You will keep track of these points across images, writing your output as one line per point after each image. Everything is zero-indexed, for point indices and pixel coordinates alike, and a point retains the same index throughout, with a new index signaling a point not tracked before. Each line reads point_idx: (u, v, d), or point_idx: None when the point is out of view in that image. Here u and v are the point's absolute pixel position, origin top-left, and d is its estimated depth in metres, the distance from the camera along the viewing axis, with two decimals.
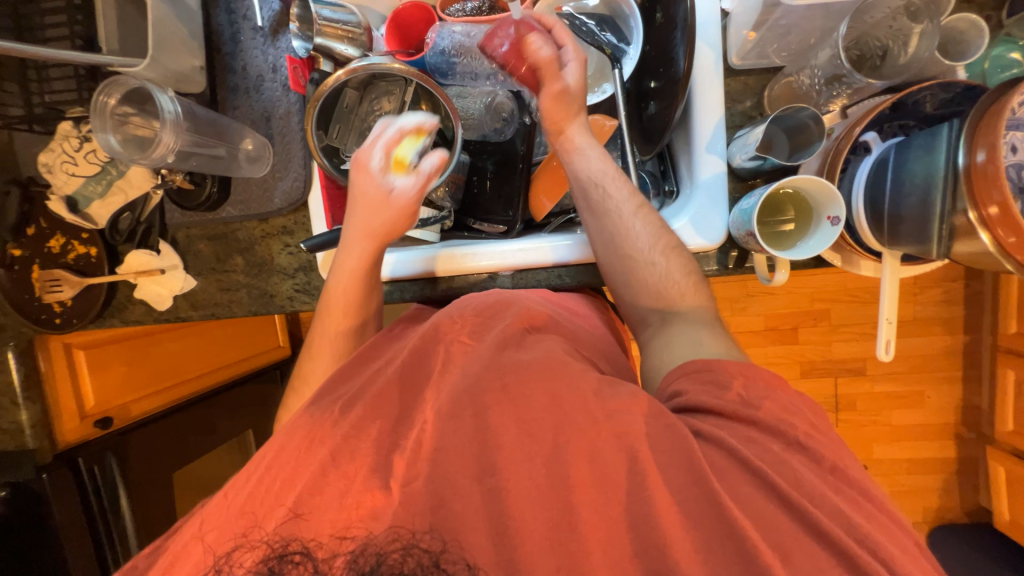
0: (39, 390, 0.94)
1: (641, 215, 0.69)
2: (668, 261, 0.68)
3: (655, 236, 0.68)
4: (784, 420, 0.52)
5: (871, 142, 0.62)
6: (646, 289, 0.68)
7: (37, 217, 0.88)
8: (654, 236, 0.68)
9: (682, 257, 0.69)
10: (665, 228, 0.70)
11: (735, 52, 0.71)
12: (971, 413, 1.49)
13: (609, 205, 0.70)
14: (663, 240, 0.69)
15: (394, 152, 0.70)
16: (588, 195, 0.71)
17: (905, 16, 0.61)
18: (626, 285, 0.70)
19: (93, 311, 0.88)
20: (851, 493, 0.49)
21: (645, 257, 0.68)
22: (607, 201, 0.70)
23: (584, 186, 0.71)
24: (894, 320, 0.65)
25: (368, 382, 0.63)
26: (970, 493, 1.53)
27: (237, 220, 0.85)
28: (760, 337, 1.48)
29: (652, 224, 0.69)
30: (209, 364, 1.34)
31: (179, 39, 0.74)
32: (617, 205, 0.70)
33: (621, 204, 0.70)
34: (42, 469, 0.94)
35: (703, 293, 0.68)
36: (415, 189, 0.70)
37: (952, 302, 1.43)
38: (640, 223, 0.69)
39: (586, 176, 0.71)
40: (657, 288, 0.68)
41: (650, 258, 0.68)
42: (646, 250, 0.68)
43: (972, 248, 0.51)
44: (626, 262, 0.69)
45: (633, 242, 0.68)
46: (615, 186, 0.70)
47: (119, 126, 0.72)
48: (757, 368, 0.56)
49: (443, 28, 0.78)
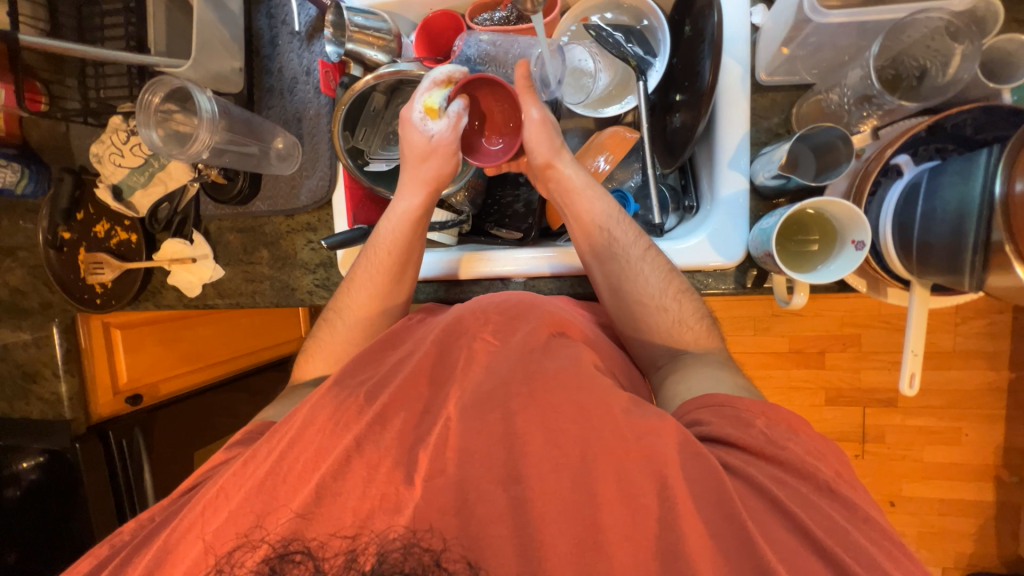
0: (78, 365, 1.02)
1: (650, 258, 0.70)
2: (680, 306, 0.69)
3: (664, 280, 0.69)
4: (812, 463, 0.51)
5: (902, 165, 0.60)
6: (658, 334, 0.69)
7: (86, 203, 0.95)
8: (664, 280, 0.69)
9: (693, 301, 0.69)
10: (674, 270, 0.70)
11: (764, 68, 0.69)
12: (1014, 456, 1.39)
13: (616, 249, 0.70)
14: (673, 283, 0.69)
15: (425, 101, 0.72)
16: (594, 240, 0.72)
17: (944, 36, 0.58)
18: (636, 328, 0.71)
19: (130, 293, 0.93)
20: (871, 535, 0.47)
21: (656, 302, 0.69)
22: (614, 245, 0.70)
23: (590, 230, 0.72)
24: (920, 353, 0.62)
25: (401, 360, 0.66)
26: (1009, 542, 1.42)
27: (265, 214, 0.89)
28: (782, 359, 1.43)
29: (661, 266, 0.70)
30: (234, 350, 1.39)
31: (221, 41, 0.78)
32: (625, 249, 0.70)
33: (628, 248, 0.70)
34: (75, 440, 1.00)
35: (714, 339, 0.69)
36: (450, 130, 0.72)
37: (995, 335, 1.34)
38: (649, 267, 0.69)
39: (592, 217, 0.72)
40: (667, 332, 0.69)
41: (660, 304, 0.69)
42: (655, 294, 0.68)
43: (1008, 283, 0.47)
44: (637, 308, 0.70)
45: (643, 289, 0.69)
46: (620, 230, 0.71)
47: (162, 122, 0.77)
48: (779, 409, 0.56)
49: (471, 36, 0.78)
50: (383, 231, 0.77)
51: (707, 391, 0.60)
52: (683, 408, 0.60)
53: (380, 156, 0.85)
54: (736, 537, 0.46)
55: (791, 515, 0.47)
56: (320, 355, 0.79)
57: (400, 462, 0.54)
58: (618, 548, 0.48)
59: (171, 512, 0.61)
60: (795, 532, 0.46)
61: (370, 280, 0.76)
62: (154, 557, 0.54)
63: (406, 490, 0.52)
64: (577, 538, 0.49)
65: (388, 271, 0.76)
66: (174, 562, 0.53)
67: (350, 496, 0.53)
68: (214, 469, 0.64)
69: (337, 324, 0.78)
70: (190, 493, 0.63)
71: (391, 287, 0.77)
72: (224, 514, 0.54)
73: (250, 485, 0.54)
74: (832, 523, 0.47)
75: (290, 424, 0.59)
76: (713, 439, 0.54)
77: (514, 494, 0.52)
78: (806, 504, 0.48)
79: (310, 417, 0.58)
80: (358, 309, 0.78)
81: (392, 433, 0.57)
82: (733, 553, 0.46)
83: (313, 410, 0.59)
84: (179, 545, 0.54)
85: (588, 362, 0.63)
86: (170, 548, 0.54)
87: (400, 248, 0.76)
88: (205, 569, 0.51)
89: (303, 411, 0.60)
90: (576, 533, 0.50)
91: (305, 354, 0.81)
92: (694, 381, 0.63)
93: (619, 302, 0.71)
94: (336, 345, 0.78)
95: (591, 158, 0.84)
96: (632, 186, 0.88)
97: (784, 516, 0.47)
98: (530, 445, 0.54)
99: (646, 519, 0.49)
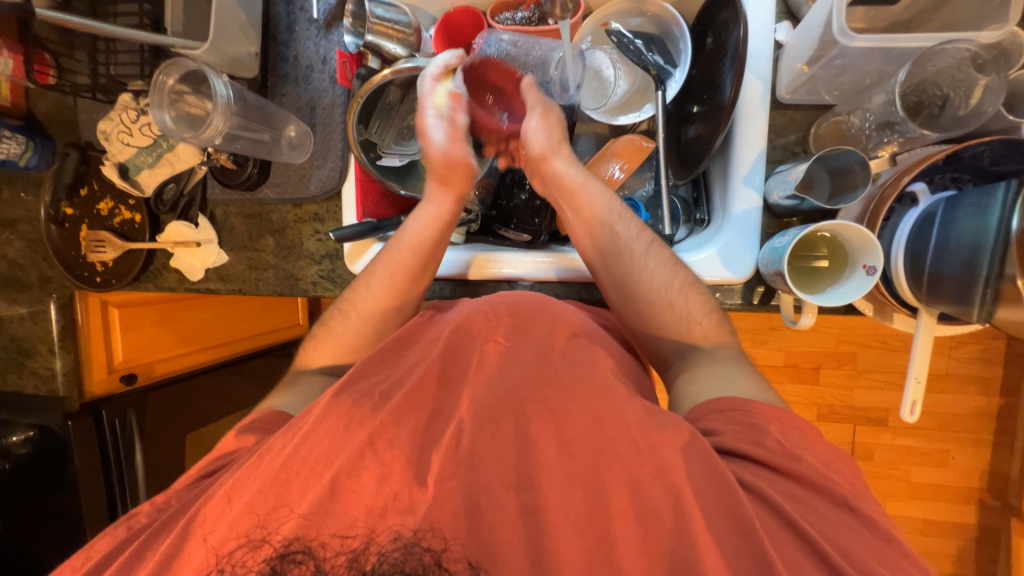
0: (74, 342, 1.01)
1: (654, 252, 0.70)
2: (688, 300, 0.68)
3: (670, 274, 0.68)
4: (829, 478, 0.51)
5: (918, 193, 0.60)
6: (667, 330, 0.68)
7: (90, 179, 0.94)
8: (670, 274, 0.68)
9: (701, 294, 0.69)
10: (680, 264, 0.70)
11: (785, 86, 0.69)
12: (998, 481, 1.40)
13: (618, 245, 0.71)
14: (680, 276, 0.69)
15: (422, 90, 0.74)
16: (596, 235, 0.72)
17: (970, 67, 0.58)
18: (646, 325, 0.70)
19: (131, 273, 0.92)
20: (885, 557, 0.46)
21: (663, 298, 0.68)
22: (617, 240, 0.71)
23: (591, 226, 0.72)
24: (922, 380, 0.62)
25: (407, 369, 0.66)
26: (988, 564, 1.45)
27: (273, 202, 0.88)
28: (778, 373, 1.44)
29: (666, 260, 0.70)
30: (232, 334, 1.38)
31: (238, 25, 0.77)
32: (627, 245, 0.70)
33: (632, 244, 0.70)
34: (67, 418, 0.99)
35: (726, 332, 0.68)
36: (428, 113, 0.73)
37: (988, 361, 1.36)
38: (654, 261, 0.69)
39: (592, 215, 0.72)
40: (677, 328, 0.68)
41: (668, 299, 0.68)
42: (662, 289, 0.68)
43: (1018, 317, 0.48)
44: (645, 304, 0.69)
45: (649, 284, 0.69)
46: (622, 225, 0.71)
47: (174, 103, 0.76)
48: (797, 419, 0.56)
49: (492, 34, 0.74)
50: (411, 226, 0.78)
51: (719, 394, 0.59)
52: (694, 412, 0.60)
53: (393, 151, 0.84)
54: (744, 555, 0.46)
55: (802, 531, 0.47)
56: (328, 346, 0.78)
57: (408, 462, 0.55)
58: (622, 560, 0.49)
59: (171, 502, 0.61)
60: (803, 552, 0.46)
61: (388, 266, 0.77)
62: (156, 549, 0.55)
63: (414, 491, 0.53)
64: (579, 545, 0.50)
65: (410, 258, 0.77)
66: (173, 558, 0.53)
67: (359, 492, 0.53)
68: (216, 461, 0.64)
69: (351, 313, 0.78)
70: (191, 484, 0.62)
71: (411, 277, 0.77)
72: (228, 512, 0.53)
73: (253, 482, 0.54)
74: (842, 541, 0.47)
75: (302, 422, 0.59)
76: (727, 452, 0.54)
77: (522, 501, 0.53)
78: (818, 521, 0.48)
79: (319, 414, 0.58)
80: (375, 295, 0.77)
81: (402, 432, 0.57)
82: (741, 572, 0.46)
83: (322, 408, 0.59)
84: (181, 536, 0.54)
85: (596, 369, 0.63)
86: (167, 543, 0.54)
87: (423, 239, 0.77)
88: (207, 568, 0.51)
89: (318, 408, 0.60)
90: (581, 543, 0.50)
91: (312, 342, 0.80)
92: (705, 382, 0.62)
93: (626, 298, 0.70)
94: (341, 339, 0.78)
95: (604, 164, 0.84)
96: (643, 195, 0.87)
97: (795, 536, 0.47)
98: (540, 451, 0.56)
99: (652, 531, 0.49)
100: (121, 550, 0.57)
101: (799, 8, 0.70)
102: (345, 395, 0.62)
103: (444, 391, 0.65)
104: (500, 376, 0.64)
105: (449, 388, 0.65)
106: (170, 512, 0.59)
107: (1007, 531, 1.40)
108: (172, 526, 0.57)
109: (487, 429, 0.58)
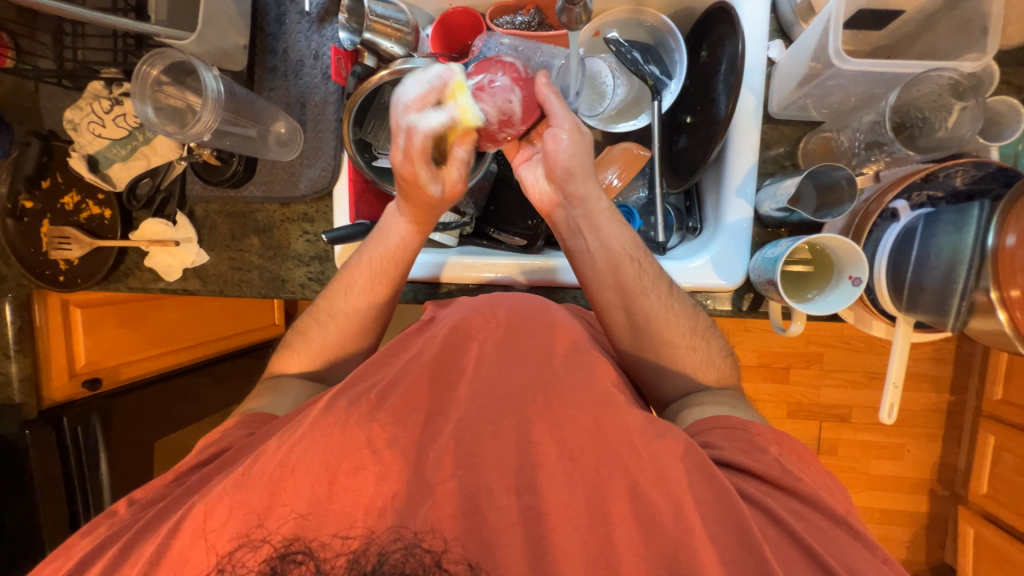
0: (32, 345, 0.90)
1: (675, 295, 0.70)
2: (707, 344, 0.70)
3: (692, 317, 0.70)
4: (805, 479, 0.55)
5: (899, 210, 0.63)
6: (675, 368, 0.70)
7: (54, 171, 0.86)
8: (692, 318, 0.70)
9: (715, 339, 0.71)
10: (699, 312, 0.71)
11: (776, 101, 0.73)
12: (947, 471, 1.52)
13: (646, 282, 0.70)
14: (699, 321, 0.70)
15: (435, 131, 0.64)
16: (620, 271, 0.70)
17: (949, 94, 0.63)
18: (657, 365, 0.71)
19: (100, 272, 0.85)
20: (865, 553, 0.50)
21: (684, 340, 0.69)
22: (643, 277, 0.70)
23: (616, 260, 0.70)
24: (899, 385, 0.66)
25: (403, 367, 0.65)
26: (936, 549, 1.56)
27: (259, 201, 0.84)
28: (753, 372, 1.50)
29: (685, 302, 0.70)
30: (202, 335, 1.29)
31: (227, 15, 0.74)
32: (653, 283, 0.70)
33: (658, 283, 0.70)
34: (25, 426, 0.91)
35: (732, 367, 0.71)
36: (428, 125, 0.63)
37: (941, 361, 1.45)
38: (677, 303, 0.70)
39: (618, 249, 0.70)
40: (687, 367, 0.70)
41: (689, 344, 0.69)
42: (684, 334, 0.69)
43: (989, 326, 0.54)
44: (663, 346, 0.69)
45: (672, 326, 0.69)
46: (648, 263, 0.70)
47: (155, 95, 0.73)
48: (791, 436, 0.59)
49: (492, 38, 0.76)
50: (390, 238, 0.75)
51: (720, 412, 0.63)
52: (696, 425, 0.62)
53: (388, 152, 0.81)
54: (737, 548, 0.49)
55: (797, 532, 0.50)
56: (310, 351, 0.76)
57: (410, 462, 0.55)
58: (623, 562, 0.50)
59: (157, 498, 0.58)
60: (791, 544, 0.49)
61: (367, 272, 0.75)
62: (138, 549, 0.52)
63: (417, 492, 0.53)
64: (583, 543, 0.51)
65: (390, 269, 0.76)
66: (162, 558, 0.50)
67: (360, 491, 0.52)
68: (205, 454, 0.61)
69: (336, 318, 0.76)
70: (180, 478, 0.60)
71: (380, 285, 0.76)
72: (222, 515, 0.51)
73: (249, 484, 0.52)
74: (831, 544, 0.50)
75: (302, 420, 0.57)
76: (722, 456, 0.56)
77: (525, 504, 0.53)
78: (804, 522, 0.51)
79: (316, 415, 0.57)
80: (357, 301, 0.76)
81: (402, 431, 0.57)
82: (736, 564, 0.48)
83: (322, 406, 0.58)
84: (167, 541, 0.51)
85: (602, 371, 0.64)
86: (155, 543, 0.51)
87: (399, 250, 0.75)
88: (205, 568, 0.50)
89: (314, 408, 0.58)
90: (583, 543, 0.51)
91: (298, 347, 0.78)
92: (708, 404, 0.65)
93: (639, 337, 0.71)
94: (334, 343, 0.77)
95: (601, 173, 0.83)
96: (637, 202, 0.88)
97: (779, 528, 0.50)
98: (544, 454, 0.56)
99: (653, 535, 0.51)
100: (104, 547, 0.54)
101: (791, 27, 0.73)
102: (342, 395, 0.60)
103: (443, 392, 0.63)
104: (501, 380, 0.64)
105: (449, 387, 0.64)
106: (159, 506, 0.56)
107: (953, 517, 1.52)
108: (160, 524, 0.54)
109: (490, 432, 0.58)
